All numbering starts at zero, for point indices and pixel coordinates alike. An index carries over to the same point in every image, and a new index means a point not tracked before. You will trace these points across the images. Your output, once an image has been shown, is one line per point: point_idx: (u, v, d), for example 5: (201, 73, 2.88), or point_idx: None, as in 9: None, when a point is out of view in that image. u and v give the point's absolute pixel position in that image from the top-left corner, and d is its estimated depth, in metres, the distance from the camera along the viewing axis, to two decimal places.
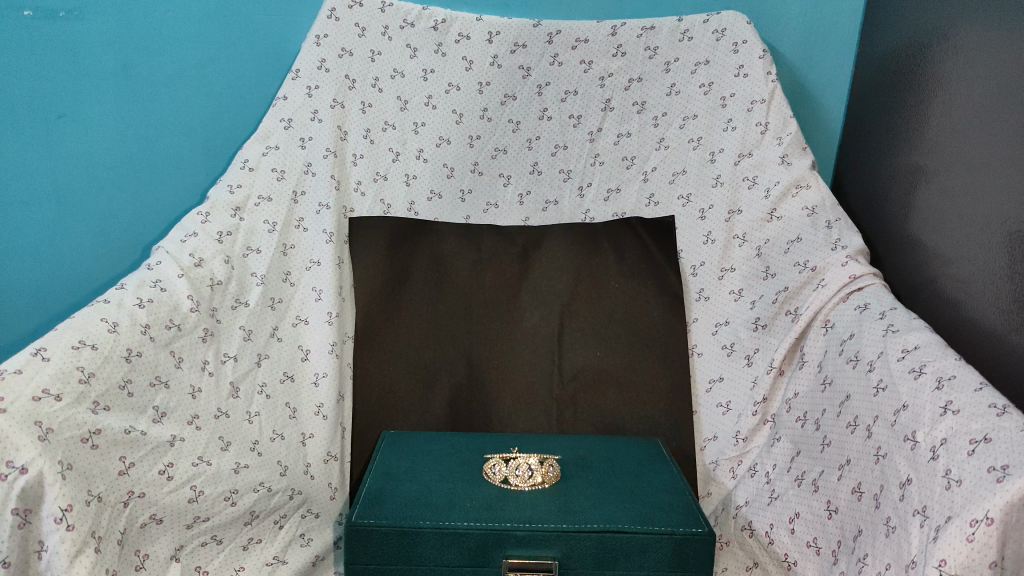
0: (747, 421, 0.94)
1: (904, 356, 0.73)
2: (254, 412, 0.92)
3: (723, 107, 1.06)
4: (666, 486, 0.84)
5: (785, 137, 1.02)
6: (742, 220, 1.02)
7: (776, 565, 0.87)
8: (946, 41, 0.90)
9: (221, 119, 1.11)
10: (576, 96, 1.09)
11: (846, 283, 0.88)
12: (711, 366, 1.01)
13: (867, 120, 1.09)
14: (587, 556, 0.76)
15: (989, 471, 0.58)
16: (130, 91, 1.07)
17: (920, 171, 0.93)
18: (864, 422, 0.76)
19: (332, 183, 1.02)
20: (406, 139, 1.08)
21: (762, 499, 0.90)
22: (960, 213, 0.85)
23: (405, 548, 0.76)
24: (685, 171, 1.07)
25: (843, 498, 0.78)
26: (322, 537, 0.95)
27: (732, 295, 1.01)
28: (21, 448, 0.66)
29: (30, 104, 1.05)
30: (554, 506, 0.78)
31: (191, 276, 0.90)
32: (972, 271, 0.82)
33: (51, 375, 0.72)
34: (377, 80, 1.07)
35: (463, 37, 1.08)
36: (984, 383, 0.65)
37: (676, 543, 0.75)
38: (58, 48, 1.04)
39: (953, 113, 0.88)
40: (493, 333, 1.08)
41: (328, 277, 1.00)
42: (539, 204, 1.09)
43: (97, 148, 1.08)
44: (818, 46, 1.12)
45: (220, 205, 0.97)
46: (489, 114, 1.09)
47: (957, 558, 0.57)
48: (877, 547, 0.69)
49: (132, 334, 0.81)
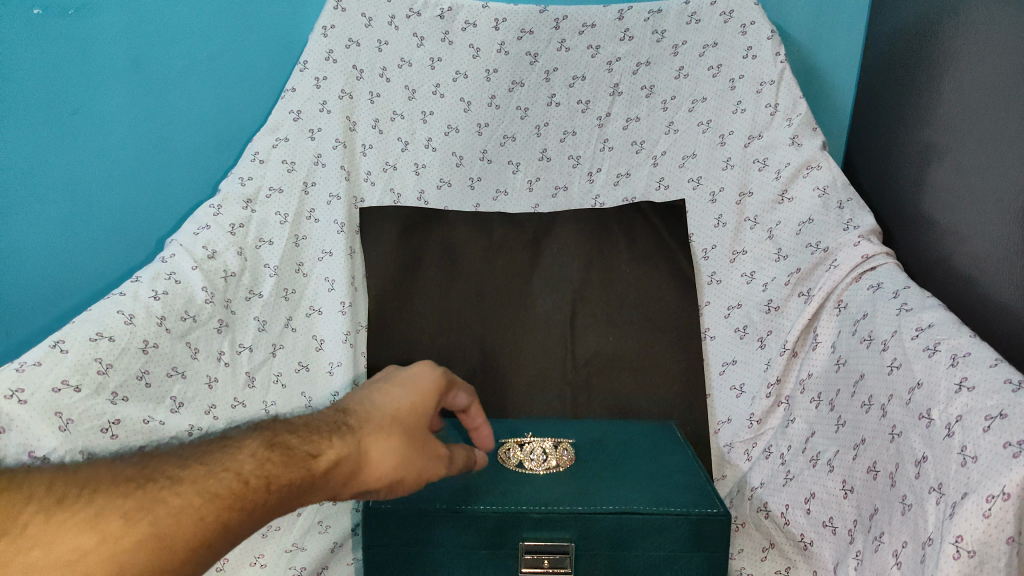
0: (761, 403, 0.94)
1: (918, 334, 0.73)
2: (270, 402, 0.95)
3: (732, 89, 1.05)
4: (681, 467, 0.84)
5: (795, 118, 1.01)
6: (753, 202, 1.02)
7: (792, 546, 0.87)
8: (958, 16, 0.89)
9: (232, 111, 1.13)
10: (584, 81, 1.09)
11: (858, 262, 0.88)
12: (724, 350, 1.02)
13: (879, 98, 1.08)
14: (604, 537, 0.76)
15: (1004, 447, 0.58)
16: (143, 85, 1.08)
17: (933, 148, 0.93)
18: (879, 401, 0.76)
19: (342, 173, 1.03)
20: (415, 128, 1.08)
21: (777, 481, 0.90)
22: (974, 189, 0.84)
23: (422, 531, 0.77)
24: (695, 155, 1.06)
25: (858, 477, 0.78)
26: (340, 524, 0.96)
27: (743, 278, 1.01)
28: (43, 438, 0.72)
29: (42, 102, 1.04)
30: (571, 490, 0.79)
31: (205, 268, 0.91)
32: (986, 247, 0.81)
33: (71, 366, 0.75)
34: (385, 69, 1.07)
35: (469, 25, 1.08)
36: (999, 359, 0.65)
37: (692, 523, 0.75)
38: (70, 44, 1.04)
39: (965, 89, 0.87)
40: (506, 319, 1.08)
41: (340, 268, 1.01)
42: (549, 191, 1.09)
43: (110, 142, 1.09)
44: (827, 25, 1.12)
45: (232, 197, 0.97)
46: (497, 101, 1.09)
47: (973, 535, 0.56)
48: (893, 525, 0.69)
49: (148, 325, 0.83)
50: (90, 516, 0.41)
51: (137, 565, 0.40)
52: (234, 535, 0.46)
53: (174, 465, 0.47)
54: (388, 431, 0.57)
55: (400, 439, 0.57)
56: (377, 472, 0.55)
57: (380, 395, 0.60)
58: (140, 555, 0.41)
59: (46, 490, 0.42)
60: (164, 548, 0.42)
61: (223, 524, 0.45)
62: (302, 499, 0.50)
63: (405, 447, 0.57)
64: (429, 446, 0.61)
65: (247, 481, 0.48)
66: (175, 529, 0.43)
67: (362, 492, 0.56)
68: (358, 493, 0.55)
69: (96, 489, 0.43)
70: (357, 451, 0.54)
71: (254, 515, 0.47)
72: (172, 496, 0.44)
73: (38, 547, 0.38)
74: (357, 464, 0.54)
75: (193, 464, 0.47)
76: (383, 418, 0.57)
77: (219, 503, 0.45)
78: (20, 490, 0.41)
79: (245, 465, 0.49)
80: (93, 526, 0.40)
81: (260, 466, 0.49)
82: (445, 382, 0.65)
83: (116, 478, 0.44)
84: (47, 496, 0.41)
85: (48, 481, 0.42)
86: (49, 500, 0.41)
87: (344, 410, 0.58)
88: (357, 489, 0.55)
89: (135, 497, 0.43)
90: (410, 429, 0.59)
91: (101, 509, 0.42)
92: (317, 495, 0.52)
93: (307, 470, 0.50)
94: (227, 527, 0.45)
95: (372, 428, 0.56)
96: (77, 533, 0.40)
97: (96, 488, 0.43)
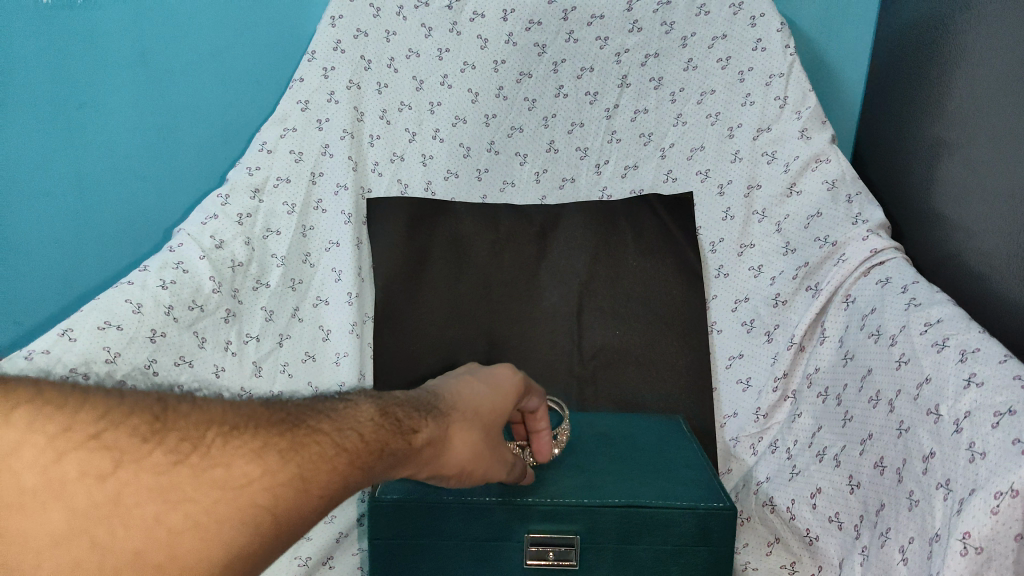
0: (768, 398, 0.94)
1: (926, 330, 0.73)
2: (277, 391, 0.96)
3: (741, 82, 1.03)
4: (688, 462, 0.84)
5: (804, 111, 1.00)
6: (762, 195, 1.01)
7: (798, 540, 0.87)
8: (971, 10, 0.88)
9: (238, 103, 1.12)
10: (592, 73, 1.07)
11: (867, 257, 0.87)
12: (730, 343, 1.02)
13: (890, 90, 1.07)
14: (610, 530, 0.76)
15: (1014, 443, 0.58)
16: (149, 78, 1.08)
17: (943, 144, 0.92)
18: (887, 396, 0.76)
19: (349, 164, 1.03)
20: (422, 119, 1.08)
21: (783, 475, 0.90)
22: (983, 186, 0.83)
23: (429, 523, 0.77)
24: (703, 147, 1.06)
25: (865, 473, 0.78)
26: (345, 514, 0.96)
27: (751, 271, 1.00)
28: None
29: (50, 93, 1.05)
30: (578, 483, 0.79)
31: (213, 257, 0.91)
32: (995, 244, 0.81)
33: (78, 356, 0.77)
34: (393, 60, 1.06)
35: (478, 15, 1.05)
36: (1008, 355, 0.64)
37: (699, 518, 0.75)
38: (77, 35, 1.04)
39: (977, 85, 0.86)
40: (513, 312, 1.09)
41: (347, 258, 1.01)
42: (555, 182, 1.09)
43: (116, 134, 1.09)
44: (837, 17, 1.11)
45: (240, 187, 0.97)
46: (505, 92, 1.08)
47: (981, 531, 0.56)
48: (900, 521, 0.69)
49: (156, 315, 0.84)
50: (258, 445, 0.45)
51: (285, 499, 0.44)
52: (349, 489, 0.49)
53: (305, 414, 0.50)
54: (472, 425, 0.59)
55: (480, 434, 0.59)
56: (455, 459, 0.57)
57: (468, 385, 0.62)
58: (289, 487, 0.45)
59: (214, 421, 0.44)
60: (304, 486, 0.45)
61: (345, 478, 0.48)
62: (395, 469, 0.53)
63: (482, 444, 0.60)
64: (500, 444, 0.63)
65: (365, 441, 0.50)
66: (312, 472, 0.46)
67: (438, 474, 0.58)
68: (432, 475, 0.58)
69: (257, 419, 0.46)
70: (444, 435, 0.56)
71: (365, 474, 0.50)
72: (311, 444, 0.47)
73: (219, 468, 0.42)
74: (440, 445, 0.56)
75: (323, 415, 0.50)
76: (468, 411, 0.60)
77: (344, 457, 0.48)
78: (203, 412, 0.44)
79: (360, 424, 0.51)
80: (258, 455, 0.44)
81: (376, 429, 0.51)
82: (522, 385, 0.66)
83: (271, 412, 0.48)
84: (216, 427, 0.44)
85: (222, 408, 0.46)
86: (227, 426, 0.44)
87: (434, 391, 0.60)
88: (433, 471, 0.57)
89: (290, 433, 0.47)
90: (490, 425, 0.61)
91: (266, 439, 0.46)
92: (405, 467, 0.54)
93: (408, 443, 0.53)
94: (348, 480, 0.48)
95: (460, 416, 0.59)
96: (246, 460, 0.44)
97: (258, 420, 0.46)
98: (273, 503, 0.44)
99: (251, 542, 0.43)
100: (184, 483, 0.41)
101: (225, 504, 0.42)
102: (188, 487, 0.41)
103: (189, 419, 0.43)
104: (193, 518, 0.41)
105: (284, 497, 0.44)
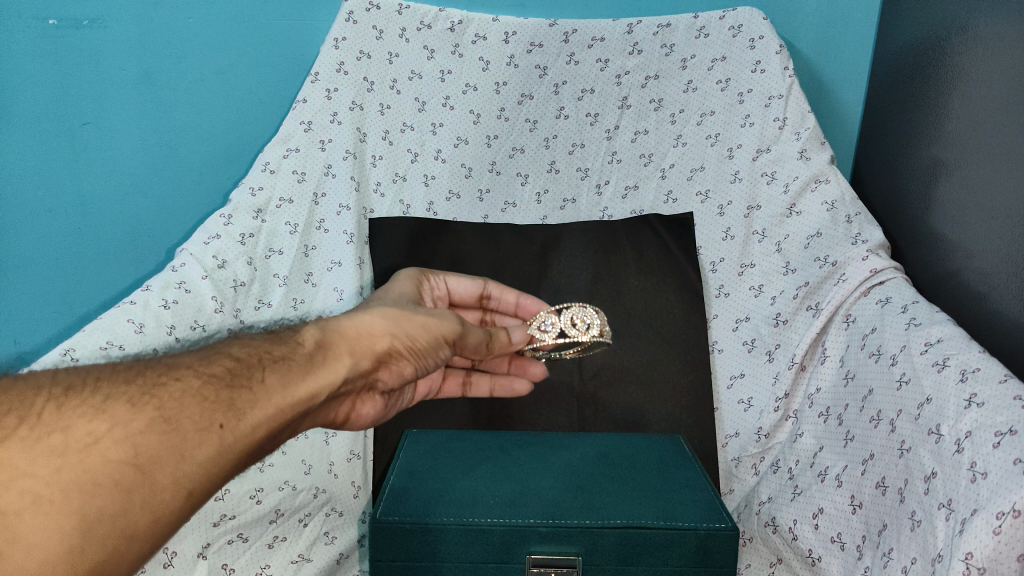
0: (769, 418, 0.94)
1: (926, 350, 0.73)
2: None
3: (740, 103, 1.05)
4: (689, 481, 0.84)
5: (803, 132, 1.01)
6: (761, 215, 1.02)
7: (800, 561, 0.86)
8: (965, 33, 0.89)
9: (243, 124, 1.13)
10: (592, 95, 1.10)
11: (867, 277, 0.88)
12: (732, 363, 1.01)
13: (886, 112, 1.09)
14: (611, 552, 0.76)
15: (1014, 463, 0.58)
16: (151, 98, 1.09)
17: (940, 164, 0.93)
18: (888, 416, 0.76)
19: (352, 184, 1.03)
20: (425, 140, 1.09)
21: (785, 495, 0.89)
22: (980, 205, 0.84)
23: (428, 545, 0.77)
24: (703, 168, 1.06)
25: (867, 493, 0.77)
26: (346, 535, 0.98)
27: (751, 290, 1.00)
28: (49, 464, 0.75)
29: (53, 114, 1.07)
30: (577, 503, 0.79)
31: (215, 277, 0.93)
32: (993, 262, 0.81)
33: None
34: (395, 81, 1.08)
35: (479, 38, 1.10)
36: (1009, 375, 0.65)
37: (700, 539, 0.75)
38: (81, 56, 1.06)
39: (972, 106, 0.87)
40: None
41: (350, 278, 1.01)
42: (556, 203, 1.09)
43: (119, 153, 1.10)
44: (835, 41, 1.13)
45: (243, 207, 0.98)
46: (506, 113, 1.10)
47: (982, 552, 0.56)
48: (901, 541, 0.68)
49: (157, 336, 0.86)
50: (101, 402, 0.50)
51: (155, 444, 0.50)
52: (264, 405, 0.55)
53: (140, 374, 0.53)
54: (369, 308, 0.66)
55: (387, 308, 0.66)
56: (370, 330, 0.64)
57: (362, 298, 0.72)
58: (155, 432, 0.50)
59: (48, 392, 0.50)
60: (177, 425, 0.51)
61: (207, 397, 0.53)
62: (313, 368, 0.59)
63: (394, 312, 0.66)
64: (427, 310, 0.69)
65: (234, 366, 0.57)
66: (178, 410, 0.52)
67: (374, 350, 0.63)
68: (376, 356, 0.63)
69: (106, 380, 0.52)
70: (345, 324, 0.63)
71: (269, 386, 0.56)
72: (170, 382, 0.53)
73: (56, 433, 0.47)
74: (347, 327, 0.63)
75: (146, 377, 0.53)
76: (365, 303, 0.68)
77: (217, 384, 0.55)
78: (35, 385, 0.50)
79: (233, 352, 0.58)
80: (102, 413, 0.49)
81: (251, 351, 0.58)
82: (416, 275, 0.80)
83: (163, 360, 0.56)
84: (45, 400, 0.49)
85: (54, 378, 0.51)
86: (58, 393, 0.50)
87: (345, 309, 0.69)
88: (369, 351, 0.63)
89: (165, 372, 0.54)
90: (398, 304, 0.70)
91: (110, 395, 0.51)
92: (330, 365, 0.60)
93: (292, 346, 0.60)
94: (248, 400, 0.55)
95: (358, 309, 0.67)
96: (88, 419, 0.49)
97: (100, 383, 0.52)
98: (133, 457, 0.49)
99: (134, 503, 0.48)
100: (16, 459, 0.46)
101: (72, 468, 0.47)
102: (21, 463, 0.46)
103: (17, 395, 0.49)
104: (32, 493, 0.45)
105: (150, 443, 0.50)
